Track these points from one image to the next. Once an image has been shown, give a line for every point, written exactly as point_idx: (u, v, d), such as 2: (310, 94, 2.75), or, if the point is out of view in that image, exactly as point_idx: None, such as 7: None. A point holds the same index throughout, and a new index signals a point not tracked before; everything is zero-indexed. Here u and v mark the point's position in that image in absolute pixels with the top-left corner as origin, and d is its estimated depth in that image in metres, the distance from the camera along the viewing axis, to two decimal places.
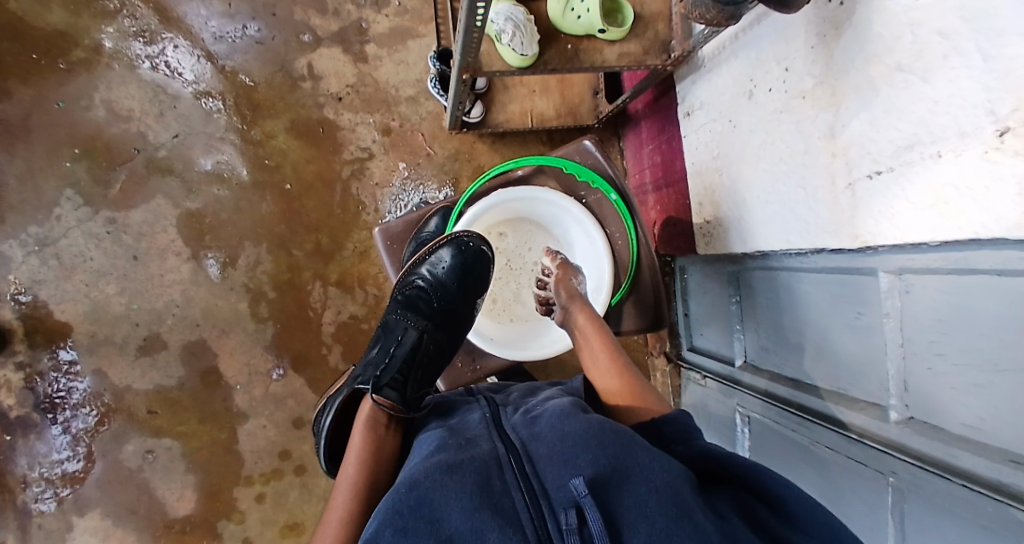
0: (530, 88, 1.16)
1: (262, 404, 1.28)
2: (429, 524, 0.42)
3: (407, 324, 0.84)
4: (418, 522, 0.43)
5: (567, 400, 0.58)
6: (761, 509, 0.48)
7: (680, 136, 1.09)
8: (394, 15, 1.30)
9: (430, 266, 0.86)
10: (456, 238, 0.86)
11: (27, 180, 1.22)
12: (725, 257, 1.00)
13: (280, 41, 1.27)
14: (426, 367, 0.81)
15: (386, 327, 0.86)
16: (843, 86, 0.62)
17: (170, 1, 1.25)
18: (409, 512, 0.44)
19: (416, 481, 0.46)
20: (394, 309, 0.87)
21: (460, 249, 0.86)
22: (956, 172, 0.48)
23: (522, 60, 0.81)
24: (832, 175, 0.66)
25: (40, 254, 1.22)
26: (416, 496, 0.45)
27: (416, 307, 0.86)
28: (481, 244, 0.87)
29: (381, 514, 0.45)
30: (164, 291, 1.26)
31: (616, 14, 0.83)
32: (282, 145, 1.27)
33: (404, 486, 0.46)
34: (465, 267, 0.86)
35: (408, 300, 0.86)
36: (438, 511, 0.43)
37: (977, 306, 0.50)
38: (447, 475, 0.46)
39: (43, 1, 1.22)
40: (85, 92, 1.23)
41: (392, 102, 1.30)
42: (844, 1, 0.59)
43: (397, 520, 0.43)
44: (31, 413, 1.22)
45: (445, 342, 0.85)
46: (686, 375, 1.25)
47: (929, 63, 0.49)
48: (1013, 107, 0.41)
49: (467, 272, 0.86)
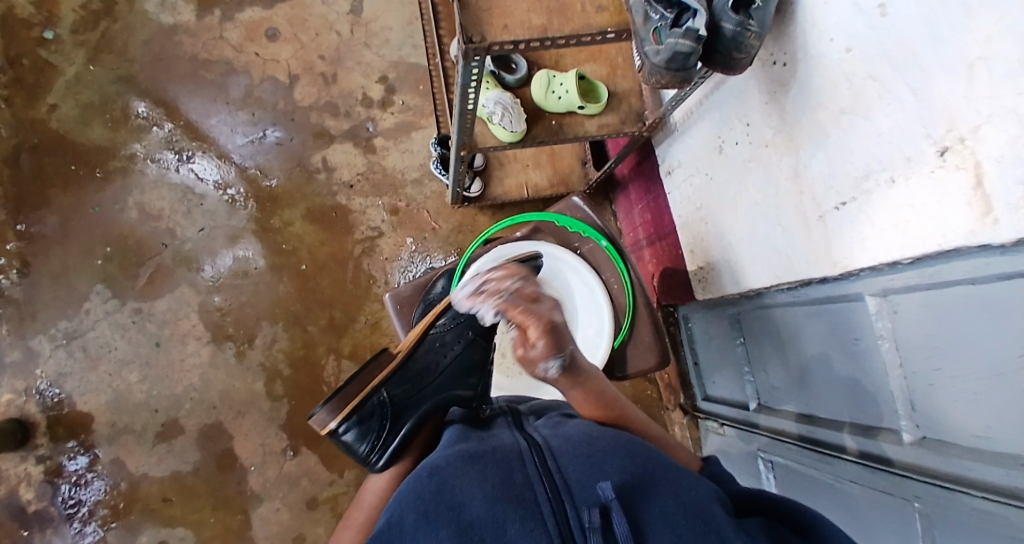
0: (524, 163, 1.27)
1: (276, 486, 1.26)
2: (451, 510, 0.42)
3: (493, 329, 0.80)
4: (440, 508, 0.43)
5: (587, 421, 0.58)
6: (789, 535, 0.46)
7: (664, 194, 1.18)
8: (398, 112, 1.45)
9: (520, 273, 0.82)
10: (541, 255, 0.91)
11: (62, 279, 1.31)
12: (723, 300, 1.04)
13: (298, 141, 1.42)
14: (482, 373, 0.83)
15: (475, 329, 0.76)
16: (797, 132, 0.70)
17: (200, 116, 1.41)
18: (431, 496, 0.44)
19: (438, 468, 0.47)
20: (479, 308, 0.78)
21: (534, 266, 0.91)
22: (909, 194, 0.53)
23: (512, 136, 0.91)
24: (803, 210, 0.72)
25: (68, 347, 1.28)
26: (438, 481, 0.45)
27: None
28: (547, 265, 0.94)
29: (403, 499, 0.45)
30: (184, 376, 1.29)
31: (593, 93, 0.94)
32: (298, 231, 1.37)
33: (426, 472, 0.47)
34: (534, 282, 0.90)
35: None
36: (460, 497, 0.43)
37: (955, 313, 0.52)
38: (470, 464, 0.46)
39: (86, 120, 1.38)
40: (120, 196, 1.36)
41: (399, 185, 1.41)
42: (787, 63, 0.68)
43: (420, 504, 0.44)
44: (48, 508, 1.23)
45: None
46: (705, 426, 1.24)
47: (866, 103, 0.57)
48: (946, 129, 0.46)
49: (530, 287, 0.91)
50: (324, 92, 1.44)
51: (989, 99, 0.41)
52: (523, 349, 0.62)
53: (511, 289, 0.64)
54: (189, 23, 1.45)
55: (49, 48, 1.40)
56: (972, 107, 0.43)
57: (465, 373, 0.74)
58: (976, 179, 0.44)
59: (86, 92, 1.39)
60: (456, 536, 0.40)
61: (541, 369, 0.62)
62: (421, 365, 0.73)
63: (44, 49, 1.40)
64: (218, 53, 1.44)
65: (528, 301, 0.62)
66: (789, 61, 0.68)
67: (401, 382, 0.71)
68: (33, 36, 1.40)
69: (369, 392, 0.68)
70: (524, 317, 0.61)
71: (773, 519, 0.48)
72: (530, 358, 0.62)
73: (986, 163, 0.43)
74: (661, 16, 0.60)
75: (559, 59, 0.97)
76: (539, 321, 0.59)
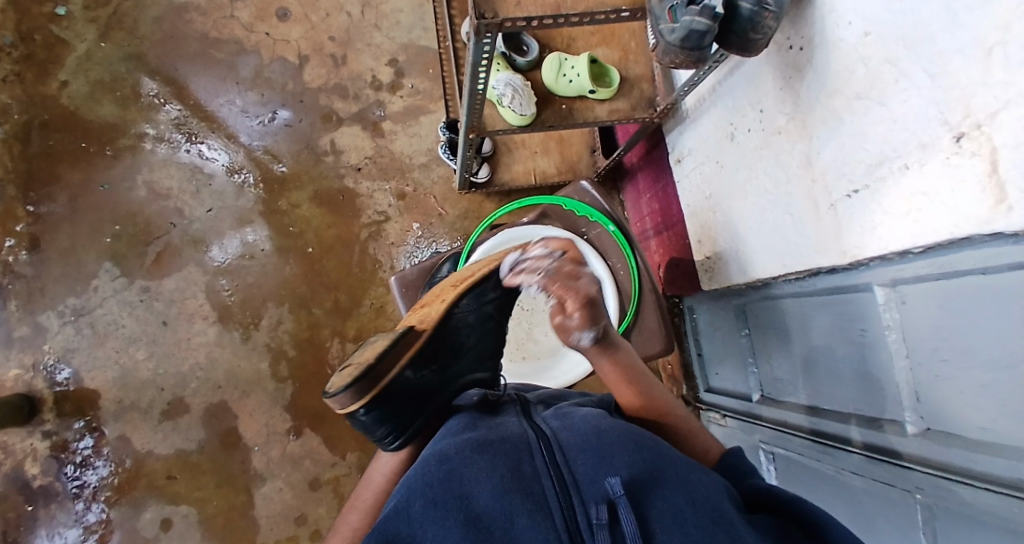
0: (532, 150, 1.26)
1: (279, 465, 1.27)
2: (459, 499, 0.42)
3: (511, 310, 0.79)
4: (448, 496, 0.43)
5: (601, 408, 0.58)
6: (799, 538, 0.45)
7: (673, 182, 1.16)
8: (407, 96, 1.44)
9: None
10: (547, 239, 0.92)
11: (71, 255, 1.32)
12: (730, 290, 1.04)
13: (306, 123, 1.41)
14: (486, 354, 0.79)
15: (497, 309, 0.73)
16: (811, 119, 0.68)
17: (207, 98, 1.41)
18: (439, 484, 0.44)
19: (447, 456, 0.46)
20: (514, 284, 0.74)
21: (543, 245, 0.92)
22: (922, 182, 0.52)
23: (521, 119, 0.91)
24: (813, 198, 0.71)
25: (76, 323, 1.30)
26: (446, 469, 0.45)
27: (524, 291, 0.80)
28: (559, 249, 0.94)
29: (411, 485, 0.45)
30: (190, 355, 1.30)
31: (604, 78, 0.93)
32: (305, 214, 1.37)
33: (434, 459, 0.47)
34: None
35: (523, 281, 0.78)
36: (468, 487, 0.43)
37: (965, 305, 0.51)
38: (477, 453, 0.46)
39: (95, 98, 1.38)
40: (128, 175, 1.36)
41: (406, 169, 1.40)
42: (803, 47, 0.67)
43: (428, 491, 0.43)
44: (54, 482, 1.25)
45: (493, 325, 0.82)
46: (706, 417, 1.24)
47: (882, 89, 0.55)
48: (963, 114, 0.45)
49: None
50: (333, 74, 1.43)
51: (1005, 85, 0.40)
52: (560, 323, 0.60)
53: (551, 264, 0.61)
54: (200, 2, 1.44)
55: (60, 25, 1.40)
56: (990, 93, 0.42)
57: (483, 357, 0.72)
58: (990, 166, 0.43)
59: (97, 71, 1.39)
60: (465, 526, 0.41)
61: (574, 338, 0.61)
62: (447, 342, 0.67)
63: (55, 26, 1.40)
64: (228, 33, 1.43)
65: (569, 275, 0.60)
66: (804, 46, 0.66)
67: (427, 361, 0.64)
68: (44, 13, 1.40)
69: (396, 373, 0.60)
70: (564, 291, 0.59)
71: (779, 519, 0.47)
72: (564, 329, 0.60)
73: (1001, 150, 0.42)
74: None
75: (570, 43, 0.96)
76: (579, 296, 0.57)
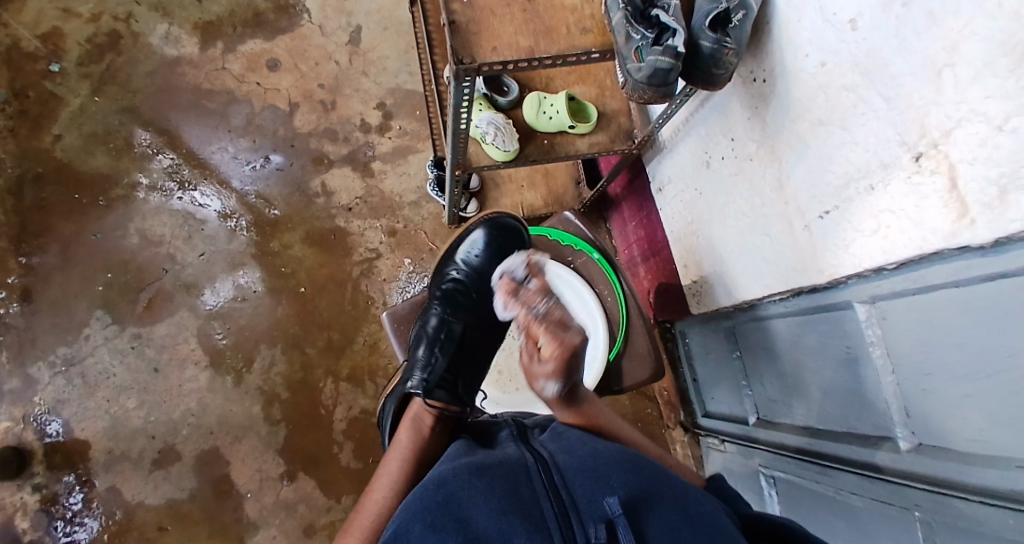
0: (518, 184, 1.30)
1: (274, 512, 1.24)
2: (458, 521, 0.42)
3: (469, 313, 0.90)
4: (446, 518, 0.42)
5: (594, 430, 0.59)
6: None
7: (656, 210, 1.20)
8: (396, 137, 1.48)
9: (469, 259, 0.95)
10: (490, 224, 0.96)
11: (63, 305, 1.32)
12: (717, 314, 1.06)
13: (297, 166, 1.45)
14: (464, 360, 0.86)
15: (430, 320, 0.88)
16: (779, 145, 0.72)
17: (199, 146, 1.44)
18: (438, 507, 0.44)
19: (445, 479, 0.47)
20: (442, 297, 0.92)
21: (492, 230, 0.96)
22: (888, 200, 0.54)
23: (505, 154, 0.94)
24: (788, 220, 0.73)
25: (67, 373, 1.29)
26: (445, 493, 0.45)
27: (471, 296, 0.92)
28: (502, 224, 0.96)
29: (410, 511, 0.45)
30: (182, 401, 1.29)
31: (582, 113, 0.97)
32: (297, 254, 1.39)
33: (432, 483, 0.47)
34: (495, 250, 0.95)
35: (457, 287, 0.93)
36: (467, 510, 0.43)
37: (942, 317, 0.53)
38: (476, 476, 0.46)
39: (89, 150, 1.41)
40: (121, 223, 1.38)
41: (396, 208, 1.43)
42: (765, 78, 0.71)
43: (426, 516, 0.43)
44: (42, 538, 1.21)
45: (477, 326, 0.90)
46: (707, 443, 1.23)
47: (842, 114, 0.59)
48: (919, 135, 0.48)
49: (497, 254, 0.95)
50: (323, 119, 1.48)
51: (957, 103, 0.43)
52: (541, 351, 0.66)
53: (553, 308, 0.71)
54: (192, 56, 1.49)
55: (54, 81, 1.45)
56: (943, 113, 0.45)
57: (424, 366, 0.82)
58: (950, 182, 0.46)
59: (90, 124, 1.43)
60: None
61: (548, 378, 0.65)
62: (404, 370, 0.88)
63: (50, 82, 1.44)
64: (220, 84, 1.48)
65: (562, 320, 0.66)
66: (768, 77, 0.70)
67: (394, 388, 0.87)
68: (40, 70, 1.45)
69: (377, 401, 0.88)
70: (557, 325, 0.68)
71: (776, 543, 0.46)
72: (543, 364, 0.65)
73: (959, 165, 0.44)
74: (642, 35, 0.63)
75: (549, 82, 1.00)
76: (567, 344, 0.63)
